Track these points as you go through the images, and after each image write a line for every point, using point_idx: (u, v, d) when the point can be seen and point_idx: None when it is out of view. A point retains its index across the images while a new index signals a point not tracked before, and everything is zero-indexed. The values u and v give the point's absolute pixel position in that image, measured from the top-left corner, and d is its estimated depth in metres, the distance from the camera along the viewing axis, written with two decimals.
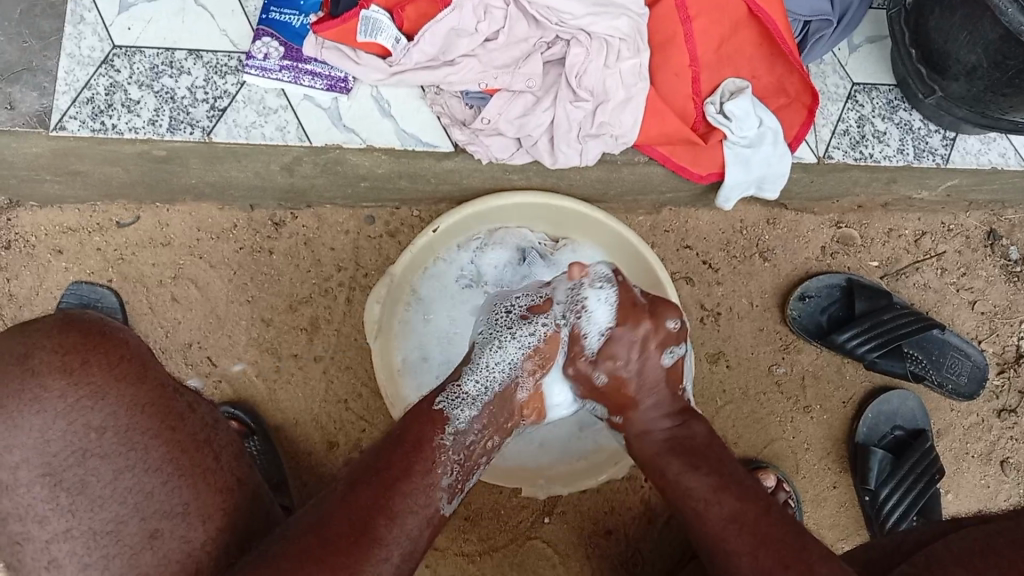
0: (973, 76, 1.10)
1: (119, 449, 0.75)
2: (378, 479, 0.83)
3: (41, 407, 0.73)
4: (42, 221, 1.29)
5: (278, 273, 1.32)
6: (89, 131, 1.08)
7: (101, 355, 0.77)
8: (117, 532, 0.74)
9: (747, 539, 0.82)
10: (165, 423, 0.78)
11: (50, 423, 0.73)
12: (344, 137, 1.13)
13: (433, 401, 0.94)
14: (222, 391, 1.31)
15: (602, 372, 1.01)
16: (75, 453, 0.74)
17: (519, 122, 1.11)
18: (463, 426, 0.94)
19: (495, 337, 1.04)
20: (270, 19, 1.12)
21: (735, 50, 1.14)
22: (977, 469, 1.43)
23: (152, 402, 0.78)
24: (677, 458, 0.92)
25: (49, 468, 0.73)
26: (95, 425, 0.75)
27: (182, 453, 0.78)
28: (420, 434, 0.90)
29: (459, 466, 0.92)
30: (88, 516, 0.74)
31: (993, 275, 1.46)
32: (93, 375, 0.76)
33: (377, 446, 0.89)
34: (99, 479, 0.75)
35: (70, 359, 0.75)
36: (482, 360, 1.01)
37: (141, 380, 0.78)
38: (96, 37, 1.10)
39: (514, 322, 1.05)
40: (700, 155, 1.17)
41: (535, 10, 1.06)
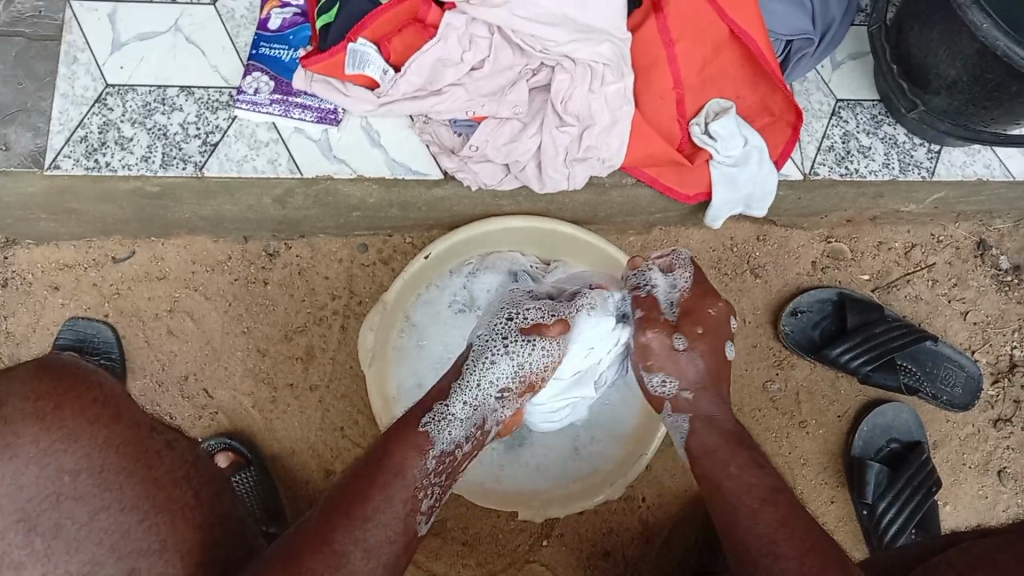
0: (954, 91, 1.11)
1: (94, 490, 0.75)
2: (354, 509, 0.82)
3: (14, 453, 0.72)
4: (38, 258, 1.30)
5: (273, 303, 1.33)
6: (83, 169, 1.09)
7: (73, 398, 0.77)
8: (95, 573, 0.72)
9: (797, 544, 0.82)
10: (140, 461, 0.79)
11: (23, 469, 0.72)
12: (334, 168, 1.14)
13: (420, 421, 0.93)
14: (220, 423, 1.31)
15: (674, 337, 1.02)
16: (49, 497, 0.73)
17: (507, 148, 1.13)
18: (445, 447, 0.94)
19: (489, 349, 1.03)
20: (260, 54, 1.14)
21: (718, 72, 1.16)
22: (976, 479, 1.43)
23: (128, 442, 0.79)
24: (744, 454, 0.94)
25: (24, 513, 0.71)
26: (69, 468, 0.74)
27: (158, 490, 0.79)
28: (402, 461, 0.88)
29: (437, 488, 0.91)
30: (64, 559, 0.72)
31: (984, 285, 1.46)
32: (65, 419, 0.76)
33: (357, 470, 0.88)
34: (74, 521, 0.73)
35: (42, 404, 0.75)
36: (470, 377, 1.01)
37: (114, 421, 0.79)
38: (88, 76, 1.12)
39: (506, 342, 1.03)
40: (686, 175, 1.18)
41: (520, 38, 1.08)
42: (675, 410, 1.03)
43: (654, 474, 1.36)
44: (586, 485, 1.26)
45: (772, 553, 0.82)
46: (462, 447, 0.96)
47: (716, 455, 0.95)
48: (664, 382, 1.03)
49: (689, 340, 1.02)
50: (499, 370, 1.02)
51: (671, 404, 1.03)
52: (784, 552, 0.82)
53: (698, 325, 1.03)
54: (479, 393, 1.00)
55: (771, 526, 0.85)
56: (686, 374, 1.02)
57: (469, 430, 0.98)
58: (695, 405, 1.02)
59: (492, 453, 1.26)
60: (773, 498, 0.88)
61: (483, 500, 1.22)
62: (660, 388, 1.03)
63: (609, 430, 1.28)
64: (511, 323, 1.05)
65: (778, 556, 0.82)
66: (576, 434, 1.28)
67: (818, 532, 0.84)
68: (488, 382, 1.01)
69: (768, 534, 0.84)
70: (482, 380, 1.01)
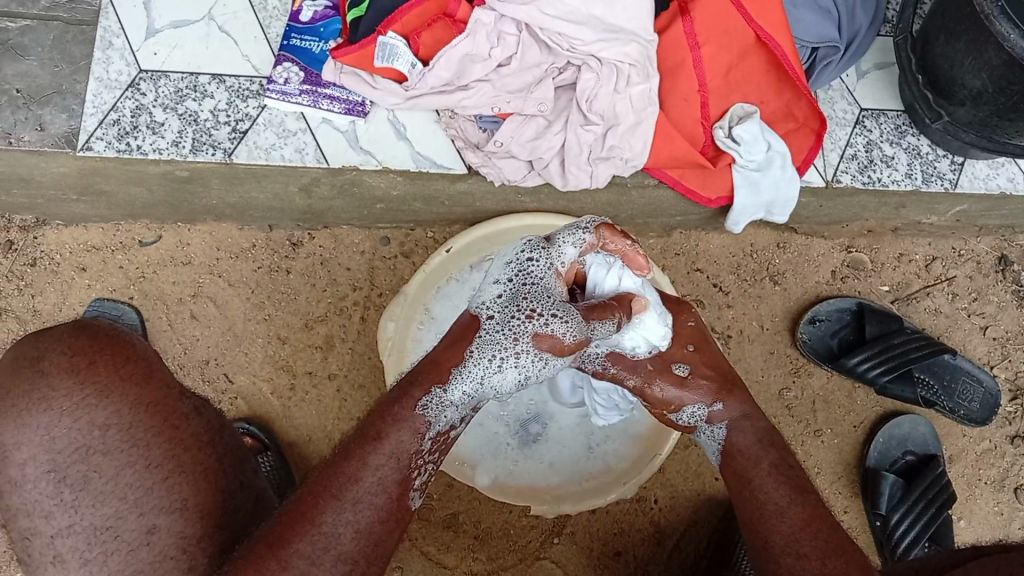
0: (979, 102, 1.12)
1: (122, 445, 0.78)
2: (342, 488, 0.81)
3: (47, 406, 0.77)
4: (67, 239, 1.33)
5: (294, 291, 1.35)
6: (114, 152, 1.11)
7: (108, 356, 0.81)
8: (117, 527, 0.75)
9: (820, 544, 0.84)
10: (168, 421, 0.81)
11: (56, 421, 0.77)
12: (361, 158, 1.15)
13: (418, 404, 0.88)
14: (238, 407, 1.33)
15: (673, 367, 1.05)
16: (79, 450, 0.77)
17: (531, 145, 1.14)
18: (439, 430, 0.90)
19: (495, 346, 0.93)
20: (290, 45, 1.16)
21: (743, 76, 1.17)
22: (991, 495, 1.42)
23: (156, 402, 0.81)
24: (773, 453, 0.96)
25: (55, 464, 0.76)
26: (99, 423, 0.78)
27: (183, 450, 0.80)
28: (399, 441, 0.86)
29: (430, 465, 0.90)
30: (90, 511, 0.75)
31: (1005, 300, 1.46)
32: (97, 374, 0.80)
33: (347, 443, 0.86)
34: (102, 475, 0.77)
35: (77, 359, 0.80)
36: (472, 368, 0.92)
37: (144, 380, 0.82)
38: (123, 61, 1.14)
39: (516, 347, 0.92)
40: (708, 178, 1.20)
41: (547, 36, 1.09)
42: (712, 423, 1.03)
43: (666, 476, 1.36)
44: (600, 483, 1.26)
45: (795, 554, 0.84)
46: (454, 428, 0.93)
47: (749, 456, 0.96)
48: (694, 412, 1.04)
49: (688, 362, 1.05)
50: (493, 367, 0.93)
51: (707, 419, 1.04)
52: (808, 552, 0.83)
53: (687, 342, 1.07)
54: (474, 386, 0.93)
55: (795, 523, 0.86)
56: (708, 393, 1.03)
57: (465, 410, 0.94)
58: (734, 411, 1.02)
59: (505, 447, 1.27)
60: (800, 499, 0.89)
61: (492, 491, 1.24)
62: (697, 420, 1.05)
63: (623, 431, 1.28)
64: (522, 316, 0.92)
65: (802, 556, 0.83)
66: (591, 433, 1.29)
67: (842, 539, 0.85)
68: (482, 378, 0.93)
69: (794, 533, 0.85)
70: (480, 374, 0.93)
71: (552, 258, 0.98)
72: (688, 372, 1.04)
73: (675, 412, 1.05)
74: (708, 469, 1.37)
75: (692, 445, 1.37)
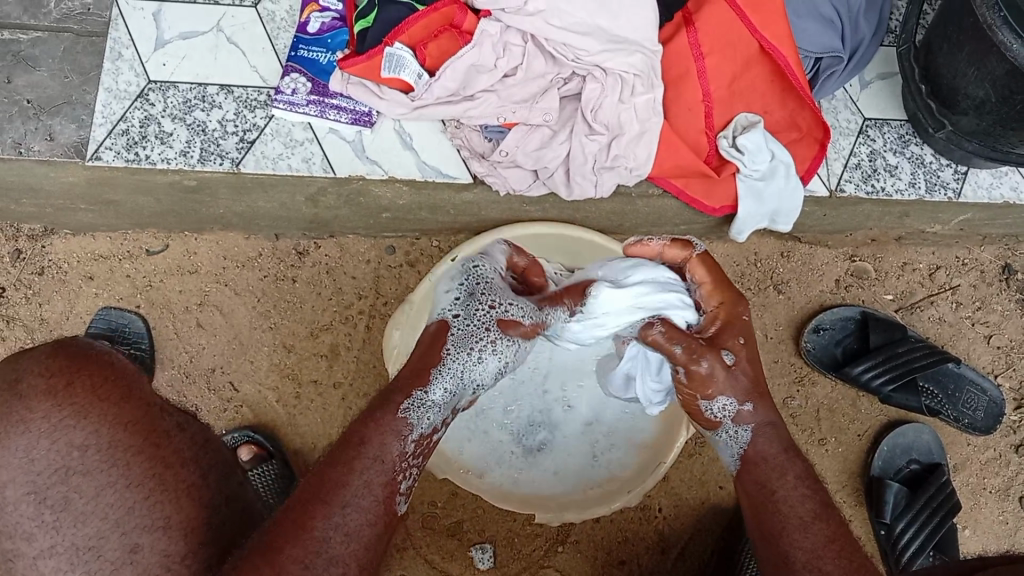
0: (982, 111, 1.12)
1: (101, 465, 0.76)
2: (332, 493, 0.82)
3: (26, 428, 0.75)
4: (74, 248, 1.33)
5: (300, 300, 1.35)
6: (123, 161, 1.12)
7: (85, 375, 0.79)
8: (100, 547, 0.73)
9: (842, 564, 0.84)
10: (148, 440, 0.80)
11: (35, 443, 0.75)
12: (367, 168, 1.16)
13: (400, 407, 0.90)
14: (244, 415, 1.33)
15: (722, 354, 0.96)
16: (58, 471, 0.75)
17: (536, 155, 1.15)
18: (422, 433, 0.92)
19: (471, 339, 1.00)
20: (298, 56, 1.17)
21: (747, 86, 1.18)
22: (995, 504, 1.42)
23: (136, 421, 0.80)
24: (801, 464, 0.94)
25: (34, 486, 0.74)
26: (78, 444, 0.76)
27: (165, 468, 0.79)
28: (381, 445, 0.87)
29: (415, 470, 0.91)
30: (71, 532, 0.73)
31: (1009, 309, 1.46)
32: (76, 396, 0.78)
33: (332, 450, 0.86)
34: (83, 495, 0.75)
35: (54, 381, 0.78)
36: (453, 365, 0.98)
37: (123, 401, 0.80)
38: (132, 72, 1.15)
39: (489, 334, 1.01)
40: (712, 187, 1.20)
41: (553, 46, 1.10)
42: (736, 424, 0.97)
43: (670, 485, 1.36)
44: (605, 492, 1.26)
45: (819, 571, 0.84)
46: (437, 429, 0.95)
47: (774, 464, 0.94)
48: (725, 407, 0.97)
49: (735, 353, 0.97)
50: (469, 358, 0.99)
51: (732, 420, 0.97)
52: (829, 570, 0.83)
53: (738, 335, 0.98)
54: (456, 380, 0.98)
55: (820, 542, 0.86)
56: (743, 390, 0.97)
57: (445, 411, 0.97)
58: (759, 417, 0.97)
59: (510, 456, 1.28)
60: (824, 514, 0.89)
61: (500, 501, 1.24)
62: (724, 416, 0.97)
63: (628, 439, 1.29)
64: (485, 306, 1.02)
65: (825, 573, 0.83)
66: (595, 442, 1.29)
67: (863, 558, 0.86)
68: (462, 371, 0.99)
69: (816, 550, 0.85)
70: (462, 367, 0.99)
71: (492, 263, 1.08)
72: (734, 362, 0.96)
73: (706, 400, 0.97)
74: (712, 477, 1.37)
75: (697, 453, 1.37)
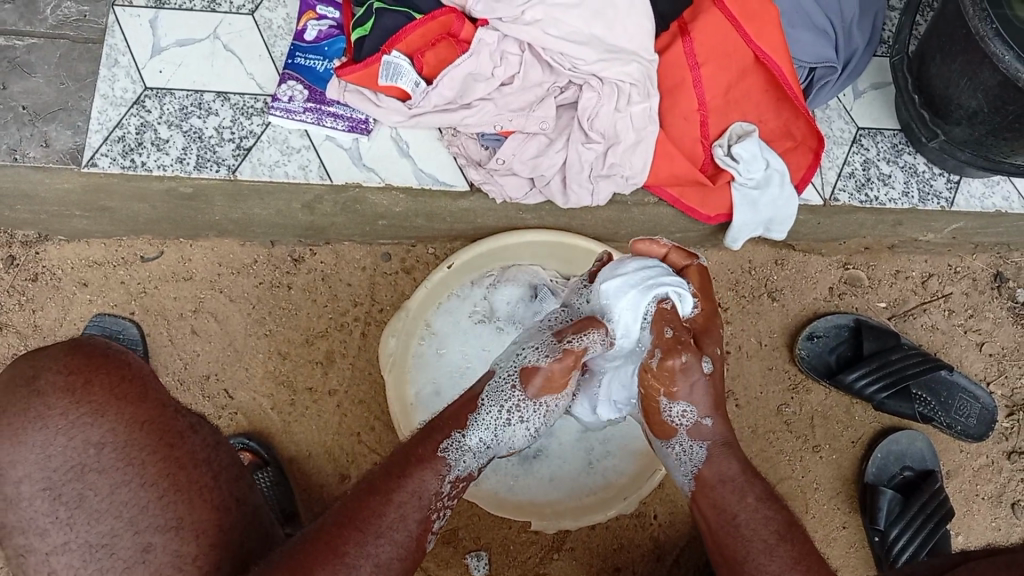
0: (975, 121, 1.13)
1: (116, 463, 0.77)
2: (368, 523, 0.83)
3: (44, 424, 0.77)
4: (68, 254, 1.33)
5: (295, 308, 1.35)
6: (119, 168, 1.12)
7: (103, 375, 0.80)
8: (113, 545, 0.75)
9: None
10: (162, 440, 0.80)
11: (52, 438, 0.77)
12: (363, 175, 1.17)
13: (441, 445, 0.91)
14: (238, 423, 1.33)
15: (701, 359, 0.97)
16: (73, 468, 0.77)
17: (533, 163, 1.15)
18: (458, 475, 0.93)
19: (502, 398, 0.97)
20: (295, 63, 1.17)
21: (742, 95, 1.18)
22: (988, 511, 1.43)
23: (151, 421, 0.80)
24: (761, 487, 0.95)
25: (50, 482, 0.76)
26: (94, 441, 0.78)
27: (179, 469, 0.79)
28: (419, 482, 0.88)
29: (447, 509, 0.92)
30: (85, 529, 0.76)
31: (1000, 317, 1.47)
32: (93, 394, 0.79)
33: (375, 476, 0.89)
34: (97, 493, 0.77)
35: (73, 379, 0.79)
36: (486, 416, 0.96)
37: (140, 400, 0.81)
38: (128, 79, 1.15)
39: (516, 396, 0.97)
40: (708, 196, 1.21)
41: (549, 55, 1.11)
42: (691, 439, 0.98)
43: (665, 492, 1.36)
44: (599, 500, 1.27)
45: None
46: (468, 479, 0.95)
47: (734, 485, 0.95)
48: (683, 412, 0.98)
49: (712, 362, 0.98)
50: (500, 418, 0.97)
51: (688, 431, 0.98)
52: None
53: (713, 345, 1.00)
54: (490, 436, 0.96)
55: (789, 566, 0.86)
56: (706, 402, 0.98)
57: (484, 457, 0.97)
58: (717, 435, 0.98)
59: (505, 464, 1.27)
60: (788, 535, 0.90)
61: (490, 506, 1.24)
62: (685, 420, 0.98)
63: (623, 446, 1.29)
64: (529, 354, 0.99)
65: None
66: (590, 449, 1.29)
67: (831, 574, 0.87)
68: (496, 429, 0.96)
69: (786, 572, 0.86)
70: (496, 424, 0.96)
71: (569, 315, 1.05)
72: (710, 371, 0.98)
73: (670, 402, 0.97)
74: None
75: None
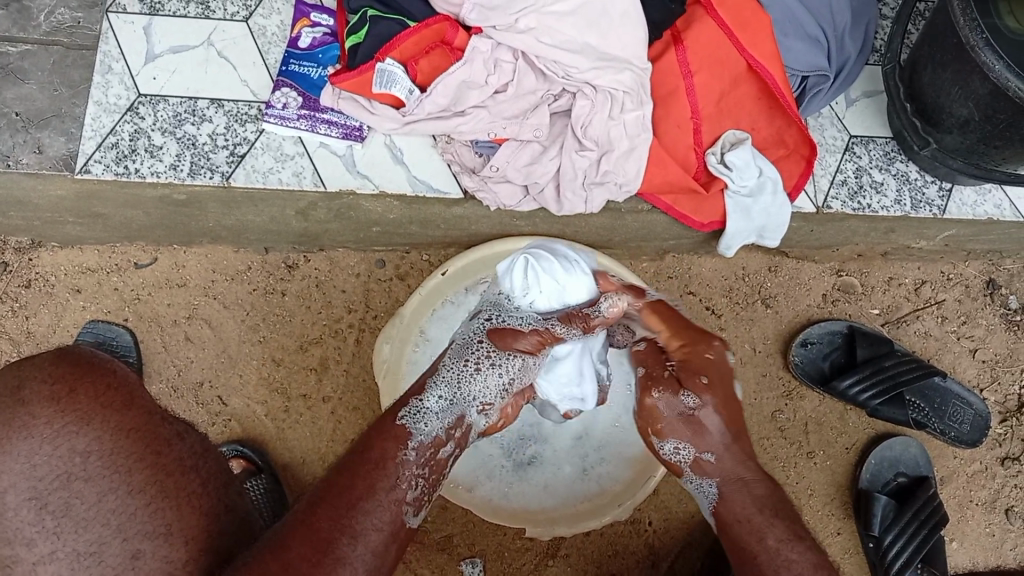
0: (966, 129, 1.14)
1: (104, 471, 0.75)
2: (339, 497, 0.85)
3: (28, 434, 0.73)
4: (62, 261, 1.33)
5: (289, 314, 1.35)
6: (112, 175, 1.12)
7: (87, 383, 0.78)
8: (101, 553, 0.72)
9: None
10: (150, 447, 0.79)
11: (37, 448, 0.73)
12: (357, 183, 1.17)
13: (398, 415, 0.96)
14: (232, 429, 1.33)
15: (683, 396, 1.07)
16: (59, 477, 0.73)
17: (526, 170, 1.15)
18: (423, 441, 0.96)
19: (466, 355, 1.05)
20: (290, 71, 1.17)
21: (735, 103, 1.19)
22: (981, 517, 1.43)
23: (138, 427, 0.79)
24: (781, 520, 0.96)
25: (36, 491, 0.72)
26: (80, 449, 0.74)
27: (167, 476, 0.78)
28: (382, 452, 0.91)
29: (421, 480, 0.93)
30: (72, 538, 0.72)
31: (993, 324, 1.47)
32: (79, 402, 0.76)
33: (342, 462, 0.90)
34: (84, 501, 0.73)
35: (58, 387, 0.76)
36: (445, 374, 1.03)
37: (126, 408, 0.79)
38: (122, 85, 1.15)
39: (479, 353, 1.05)
40: (701, 203, 1.21)
41: (543, 63, 1.11)
42: (699, 476, 1.06)
43: (659, 499, 1.36)
44: (594, 505, 1.27)
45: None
46: (440, 442, 0.98)
47: (751, 525, 0.97)
48: (680, 452, 1.07)
49: (698, 394, 1.07)
50: (463, 375, 1.04)
51: (692, 470, 1.07)
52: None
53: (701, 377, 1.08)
54: (458, 393, 1.03)
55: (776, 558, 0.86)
56: (700, 441, 1.06)
57: (451, 419, 1.01)
58: (717, 469, 1.05)
59: (499, 470, 1.28)
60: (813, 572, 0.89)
61: (490, 517, 1.24)
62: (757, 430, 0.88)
63: (617, 452, 1.29)
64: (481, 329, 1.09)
65: None
66: (584, 456, 1.29)
67: None
68: (461, 384, 1.03)
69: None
70: (458, 380, 1.03)
71: None
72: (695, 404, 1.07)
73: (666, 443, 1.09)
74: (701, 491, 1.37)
75: None
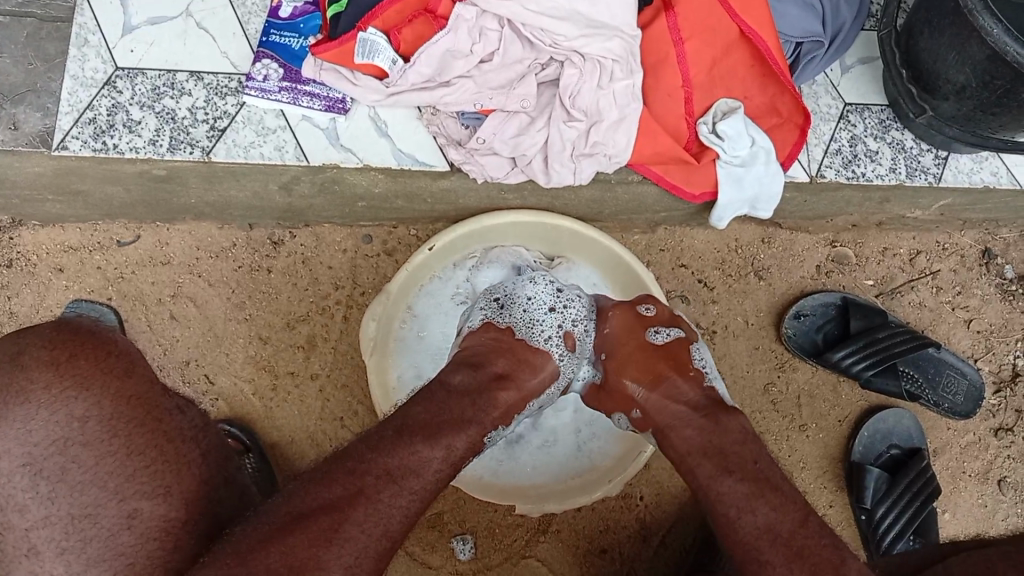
0: (962, 96, 1.11)
1: (101, 435, 0.75)
2: (405, 479, 0.81)
3: (26, 399, 0.74)
4: (43, 240, 1.30)
5: (275, 291, 1.33)
6: (90, 151, 1.09)
7: (88, 349, 0.78)
8: (96, 514, 0.73)
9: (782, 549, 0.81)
10: (150, 413, 0.79)
11: (34, 414, 0.74)
12: (341, 156, 1.14)
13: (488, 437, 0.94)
14: (219, 408, 1.31)
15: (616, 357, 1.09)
16: (56, 442, 0.74)
17: (514, 142, 1.13)
18: None
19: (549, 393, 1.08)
20: (270, 41, 1.14)
21: (727, 72, 1.16)
22: (975, 488, 1.43)
23: (138, 394, 0.79)
24: (744, 482, 0.88)
25: (31, 457, 0.73)
26: (78, 414, 0.75)
27: (166, 441, 0.78)
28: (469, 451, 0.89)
29: None
30: (67, 500, 0.73)
31: (988, 294, 1.46)
32: (79, 367, 0.76)
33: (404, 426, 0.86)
34: (80, 466, 0.74)
35: (56, 352, 0.77)
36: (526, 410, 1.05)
37: (127, 374, 0.79)
38: (98, 59, 1.12)
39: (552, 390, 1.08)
40: (693, 174, 1.18)
41: (529, 32, 1.08)
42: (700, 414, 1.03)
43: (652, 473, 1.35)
44: (585, 481, 1.26)
45: (756, 561, 0.82)
46: None
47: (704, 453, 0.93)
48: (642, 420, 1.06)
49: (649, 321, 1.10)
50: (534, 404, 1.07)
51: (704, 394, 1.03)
52: (769, 560, 0.81)
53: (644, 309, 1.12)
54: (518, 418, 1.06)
55: (741, 504, 0.86)
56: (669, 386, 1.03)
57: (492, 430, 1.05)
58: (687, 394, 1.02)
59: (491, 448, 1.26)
60: None
61: (476, 490, 1.22)
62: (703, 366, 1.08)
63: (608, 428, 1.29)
64: (565, 355, 1.09)
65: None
66: (579, 431, 1.29)
67: None
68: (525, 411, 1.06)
69: (727, 467, 0.90)
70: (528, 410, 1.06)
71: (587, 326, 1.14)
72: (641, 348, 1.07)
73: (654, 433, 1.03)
74: None
75: None
